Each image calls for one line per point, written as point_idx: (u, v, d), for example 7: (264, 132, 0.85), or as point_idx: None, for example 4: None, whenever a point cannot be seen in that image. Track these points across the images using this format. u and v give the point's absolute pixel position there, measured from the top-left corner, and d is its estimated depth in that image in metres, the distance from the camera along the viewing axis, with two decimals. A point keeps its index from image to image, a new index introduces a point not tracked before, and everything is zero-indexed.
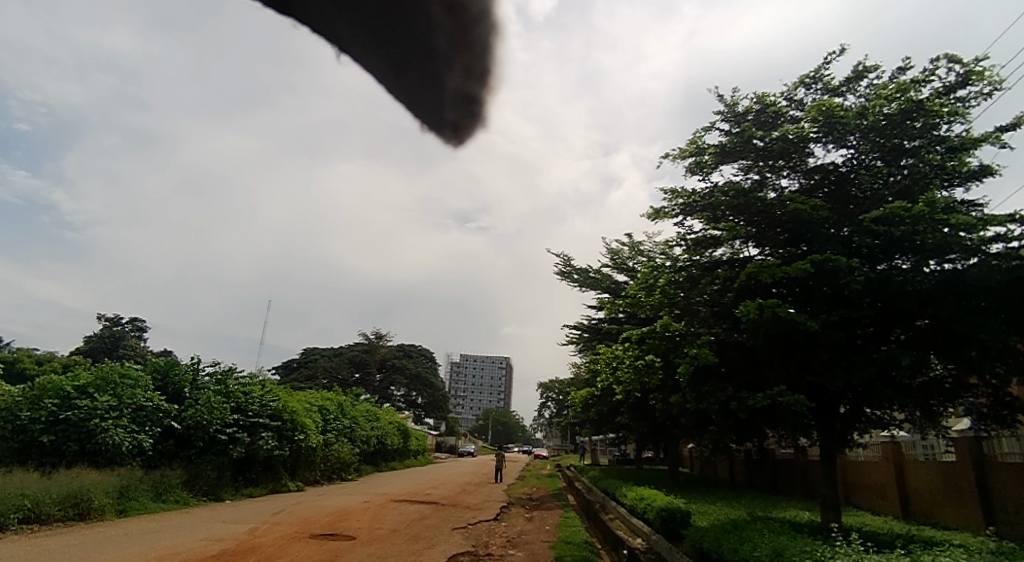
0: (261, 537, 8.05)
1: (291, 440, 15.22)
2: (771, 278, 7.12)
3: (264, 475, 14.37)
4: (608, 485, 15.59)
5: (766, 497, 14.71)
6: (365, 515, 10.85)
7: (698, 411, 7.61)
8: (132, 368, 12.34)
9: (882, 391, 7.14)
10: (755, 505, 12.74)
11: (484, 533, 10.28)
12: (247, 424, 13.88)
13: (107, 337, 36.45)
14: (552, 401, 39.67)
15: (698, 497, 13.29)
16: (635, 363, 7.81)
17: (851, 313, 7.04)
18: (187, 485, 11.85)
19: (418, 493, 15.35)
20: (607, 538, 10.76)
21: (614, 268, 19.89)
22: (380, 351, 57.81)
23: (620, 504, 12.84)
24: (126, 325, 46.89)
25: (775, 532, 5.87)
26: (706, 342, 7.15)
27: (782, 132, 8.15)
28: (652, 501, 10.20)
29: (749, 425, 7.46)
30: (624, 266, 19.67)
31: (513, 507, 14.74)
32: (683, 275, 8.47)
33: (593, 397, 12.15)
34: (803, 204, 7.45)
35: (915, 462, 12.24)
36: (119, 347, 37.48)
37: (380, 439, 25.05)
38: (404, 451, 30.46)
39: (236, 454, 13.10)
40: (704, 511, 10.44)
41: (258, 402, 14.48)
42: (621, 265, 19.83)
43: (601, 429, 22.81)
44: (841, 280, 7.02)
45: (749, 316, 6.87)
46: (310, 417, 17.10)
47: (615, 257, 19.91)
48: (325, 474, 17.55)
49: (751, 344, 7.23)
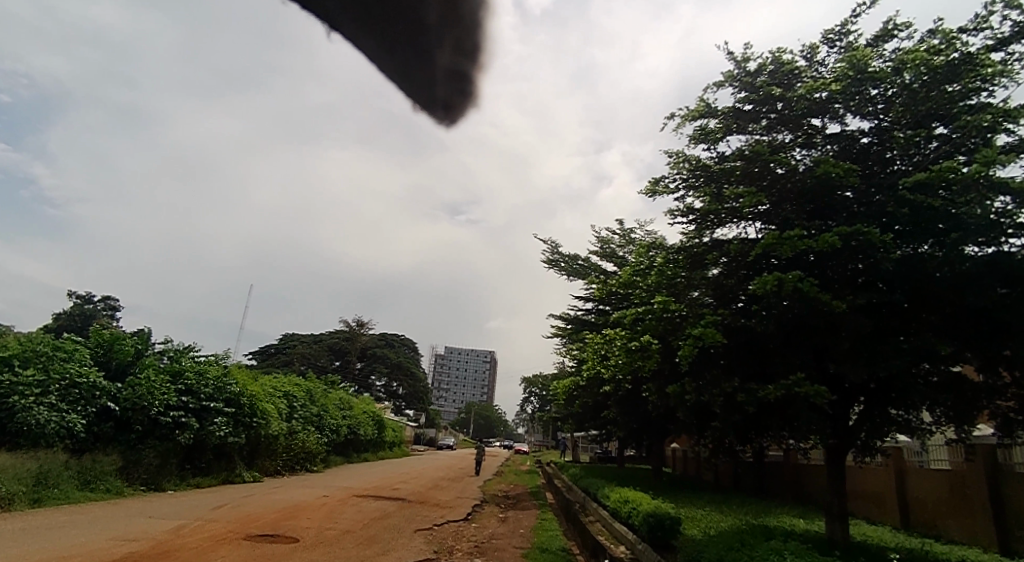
0: (186, 538, 6.94)
1: (248, 427, 14.06)
2: (790, 252, 6.08)
3: (216, 463, 13.20)
4: (590, 485, 14.62)
5: (756, 503, 13.81)
6: (319, 512, 9.76)
7: (697, 404, 6.61)
8: (68, 341, 11.08)
9: (910, 388, 6.14)
10: (747, 512, 11.81)
11: (450, 536, 9.20)
12: (198, 407, 12.68)
13: (76, 316, 34.87)
14: (534, 396, 38.63)
15: (686, 501, 12.34)
16: (628, 347, 6.78)
17: (880, 294, 6.05)
18: (123, 473, 10.66)
19: (386, 488, 14.28)
20: (587, 543, 9.78)
21: (603, 256, 18.90)
22: (361, 339, 56.41)
23: (602, 506, 11.85)
24: (97, 303, 45.20)
25: (789, 552, 4.86)
26: (711, 324, 6.12)
27: (807, 89, 7.06)
28: (638, 506, 9.19)
29: (755, 423, 6.46)
30: (614, 255, 18.69)
31: (486, 506, 13.73)
32: (684, 255, 7.63)
33: (578, 388, 11.15)
34: (833, 167, 6.41)
35: (919, 470, 11.37)
36: (89, 325, 36.06)
37: (353, 429, 23.86)
38: (379, 442, 29.29)
39: (183, 440, 11.92)
40: (694, 518, 9.47)
41: (214, 383, 13.26)
42: (610, 254, 18.85)
43: (584, 425, 21.82)
44: (871, 257, 6.00)
45: (764, 292, 5.85)
46: (274, 402, 15.89)
47: (605, 245, 18.91)
48: (288, 465, 16.37)
49: (762, 328, 6.20)
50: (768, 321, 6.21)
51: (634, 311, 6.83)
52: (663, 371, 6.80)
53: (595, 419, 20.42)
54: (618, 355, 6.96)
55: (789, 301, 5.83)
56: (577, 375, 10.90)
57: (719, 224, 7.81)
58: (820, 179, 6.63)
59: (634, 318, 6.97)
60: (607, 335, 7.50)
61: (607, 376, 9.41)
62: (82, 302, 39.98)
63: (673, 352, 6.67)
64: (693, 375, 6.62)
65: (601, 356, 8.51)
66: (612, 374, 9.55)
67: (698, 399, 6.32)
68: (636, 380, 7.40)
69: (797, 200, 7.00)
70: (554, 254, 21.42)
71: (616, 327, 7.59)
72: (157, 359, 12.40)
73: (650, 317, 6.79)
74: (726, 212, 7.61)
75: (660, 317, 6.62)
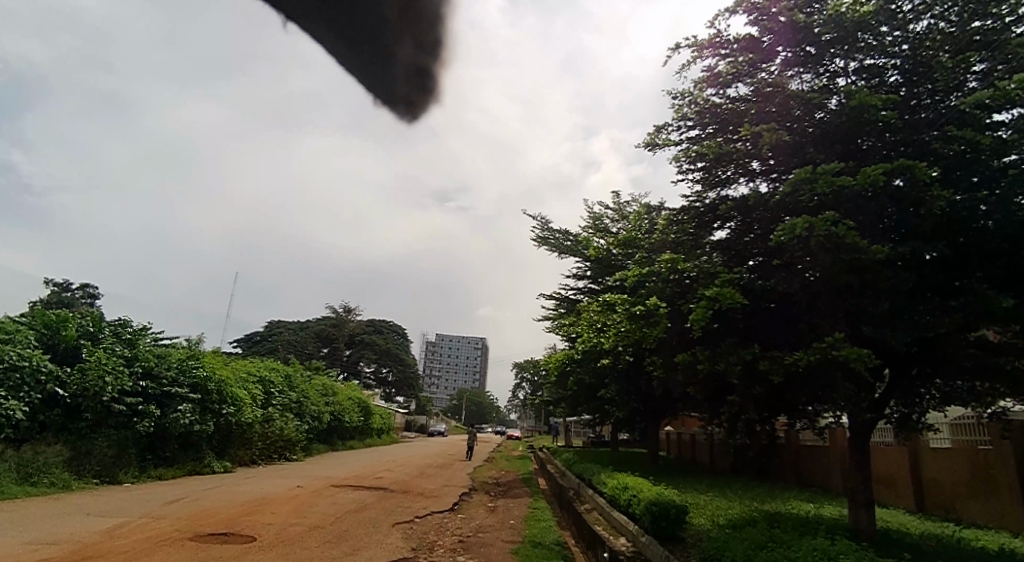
0: (123, 539, 6.02)
1: (216, 413, 13.10)
2: (823, 192, 5.09)
3: (181, 453, 12.24)
4: (585, 470, 13.83)
5: (760, 487, 13.06)
6: (287, 505, 8.85)
7: (711, 377, 5.71)
8: (7, 322, 10.03)
9: (958, 354, 5.26)
10: (754, 497, 11.03)
11: (433, 530, 8.30)
12: (157, 395, 11.71)
13: (53, 303, 33.46)
14: (526, 381, 37.89)
15: (687, 486, 11.57)
16: (630, 312, 5.88)
17: (924, 246, 5.15)
18: (72, 465, 9.69)
19: (367, 476, 13.40)
20: (584, 534, 8.95)
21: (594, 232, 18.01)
22: (348, 326, 55.26)
23: (598, 494, 11.03)
24: (76, 291, 43.91)
25: (831, 552, 3.99)
26: (728, 281, 5.20)
27: (837, 10, 6.00)
28: (640, 494, 8.33)
29: (777, 398, 5.57)
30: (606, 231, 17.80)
31: (475, 494, 12.88)
32: (688, 215, 6.74)
33: (573, 365, 10.31)
34: (869, 97, 5.45)
35: (934, 448, 10.63)
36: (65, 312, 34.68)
37: (337, 416, 22.97)
38: (366, 430, 28.42)
39: (141, 428, 10.97)
40: (700, 506, 8.65)
41: (177, 366, 12.30)
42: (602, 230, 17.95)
43: (577, 408, 21.07)
44: (915, 202, 5.08)
45: (793, 235, 4.91)
46: (246, 387, 14.90)
47: (597, 221, 18.00)
48: (264, 455, 15.42)
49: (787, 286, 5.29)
50: (793, 279, 5.31)
51: (637, 273, 5.93)
52: (670, 340, 5.89)
53: (588, 401, 19.63)
54: (618, 323, 6.06)
55: (820, 253, 4.92)
56: (571, 351, 10.03)
57: (726, 176, 6.91)
58: (850, 117, 5.71)
59: (637, 280, 6.05)
60: (605, 301, 6.61)
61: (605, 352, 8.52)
62: (60, 290, 38.84)
63: (682, 318, 5.76)
64: (705, 344, 5.73)
65: (599, 329, 7.62)
66: (610, 351, 8.66)
67: (712, 371, 5.42)
68: (639, 353, 6.50)
69: (821, 144, 6.07)
70: (544, 232, 20.49)
71: (616, 293, 6.70)
72: (111, 344, 11.39)
73: (656, 278, 5.88)
74: (736, 162, 6.71)
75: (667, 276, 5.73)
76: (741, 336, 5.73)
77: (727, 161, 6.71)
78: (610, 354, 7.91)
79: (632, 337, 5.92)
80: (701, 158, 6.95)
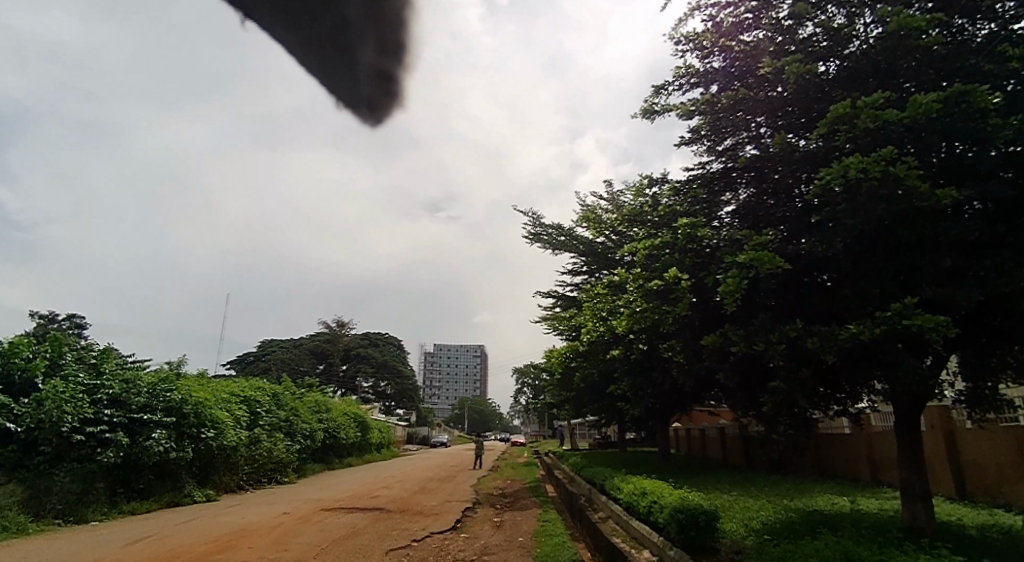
0: None
1: (194, 439, 12.11)
2: (872, 127, 4.10)
3: (157, 484, 11.26)
4: (595, 474, 12.93)
5: (785, 481, 12.19)
6: (267, 537, 7.91)
7: (745, 361, 4.85)
8: None
9: None
10: (780, 494, 10.18)
11: (432, 555, 7.38)
12: (126, 422, 10.76)
13: None
14: (526, 385, 36.92)
15: (708, 486, 10.69)
16: (644, 288, 5.04)
17: (990, 189, 4.28)
18: (29, 506, 8.72)
19: (362, 497, 12.46)
20: (602, 548, 8.06)
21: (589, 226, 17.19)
22: (343, 340, 54.15)
23: (613, 500, 10.16)
24: (61, 321, 42.75)
25: None
26: (762, 242, 4.33)
27: None
28: (663, 500, 7.46)
29: (825, 381, 4.70)
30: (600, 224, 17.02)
31: (480, 508, 11.94)
32: (696, 183, 5.88)
33: (578, 359, 9.47)
34: (912, 19, 4.51)
35: (972, 430, 9.80)
36: None
37: (332, 433, 21.99)
38: (365, 446, 27.42)
39: (107, 460, 9.98)
40: (729, 510, 7.77)
41: (147, 390, 11.34)
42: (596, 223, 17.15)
43: (582, 409, 20.21)
44: (980, 137, 4.20)
45: (841, 175, 3.94)
46: (229, 408, 13.95)
47: (591, 212, 17.18)
48: (252, 479, 14.44)
49: (830, 245, 4.43)
50: (837, 237, 4.44)
51: (647, 245, 5.11)
52: (692, 321, 5.03)
53: (593, 401, 18.78)
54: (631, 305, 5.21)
55: (869, 202, 4.05)
56: (575, 346, 9.20)
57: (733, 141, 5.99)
58: (885, 48, 4.88)
59: (648, 253, 5.20)
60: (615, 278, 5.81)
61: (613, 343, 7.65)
62: (45, 321, 37.88)
63: (707, 294, 4.90)
64: (735, 322, 4.89)
65: (606, 319, 6.77)
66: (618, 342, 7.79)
67: (747, 352, 4.56)
68: (655, 340, 5.65)
69: (849, 85, 5.21)
70: (537, 228, 19.64)
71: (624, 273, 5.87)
72: (73, 370, 10.43)
73: (671, 249, 5.06)
74: (739, 126, 5.91)
75: (684, 244, 4.90)
76: (774, 311, 4.87)
77: (737, 123, 5.89)
78: (619, 346, 7.05)
79: (649, 320, 5.07)
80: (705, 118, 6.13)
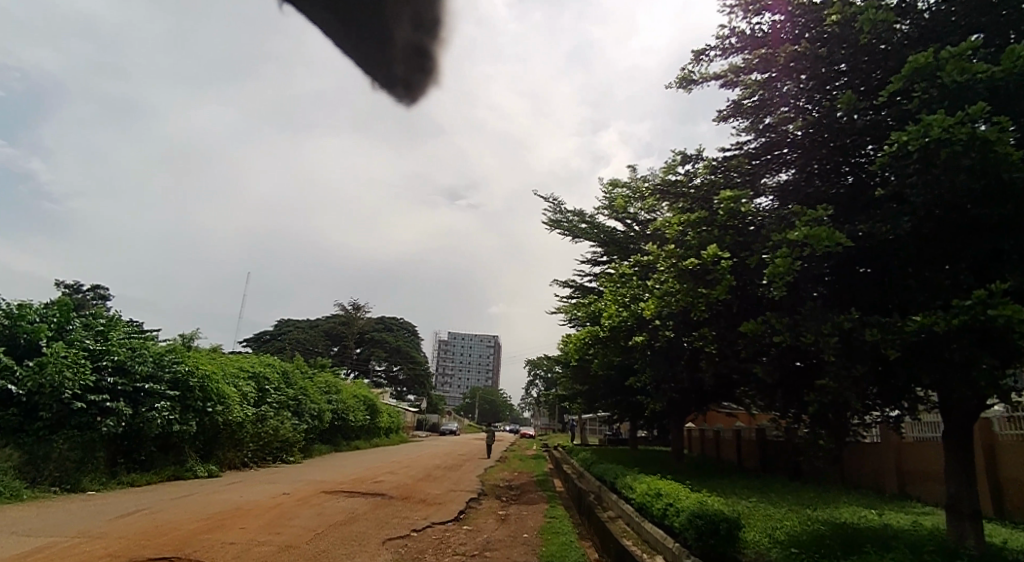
0: None
1: (199, 412, 11.88)
2: (956, 88, 3.54)
3: (159, 456, 11.05)
4: (607, 471, 12.44)
5: (806, 490, 11.62)
6: (262, 517, 7.58)
7: (790, 353, 4.36)
8: None
9: None
10: (802, 503, 9.64)
11: (432, 548, 6.97)
12: (130, 391, 10.55)
13: None
14: (538, 378, 36.46)
15: (726, 490, 10.16)
16: (678, 268, 4.58)
17: None
18: (26, 471, 8.53)
19: (366, 481, 12.15)
20: (612, 550, 7.60)
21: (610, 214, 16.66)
22: (358, 324, 54.21)
23: (624, 499, 9.71)
24: (84, 292, 43.27)
25: None
26: (818, 216, 3.83)
27: None
28: (681, 503, 6.96)
29: (879, 381, 4.17)
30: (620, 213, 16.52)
31: (485, 501, 11.54)
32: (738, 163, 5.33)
33: (597, 348, 9.04)
34: None
35: (1017, 446, 9.11)
36: None
37: (340, 415, 21.79)
38: (374, 430, 27.25)
39: (108, 429, 9.77)
40: (751, 518, 7.25)
41: (153, 359, 11.12)
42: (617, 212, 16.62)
43: (595, 403, 19.72)
44: None
45: (919, 134, 3.40)
46: (237, 384, 13.74)
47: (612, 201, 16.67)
48: (257, 457, 14.26)
49: (894, 225, 3.89)
50: (903, 216, 3.92)
51: (685, 220, 4.65)
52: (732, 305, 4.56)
53: (607, 395, 18.27)
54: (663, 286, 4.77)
55: (948, 174, 3.52)
56: (593, 333, 8.78)
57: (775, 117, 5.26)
58: (970, 5, 4.27)
59: (682, 230, 4.74)
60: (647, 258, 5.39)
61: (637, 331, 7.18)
62: (71, 290, 38.57)
63: (748, 276, 4.42)
64: (781, 309, 4.40)
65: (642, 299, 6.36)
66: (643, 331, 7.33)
67: (793, 343, 4.05)
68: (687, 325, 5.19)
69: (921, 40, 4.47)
70: (558, 216, 19.09)
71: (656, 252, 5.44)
72: (79, 336, 10.25)
73: (711, 226, 4.59)
74: (776, 109, 5.20)
75: (725, 220, 4.44)
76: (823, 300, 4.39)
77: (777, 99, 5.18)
78: (643, 335, 6.60)
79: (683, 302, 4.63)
80: (745, 94, 5.49)
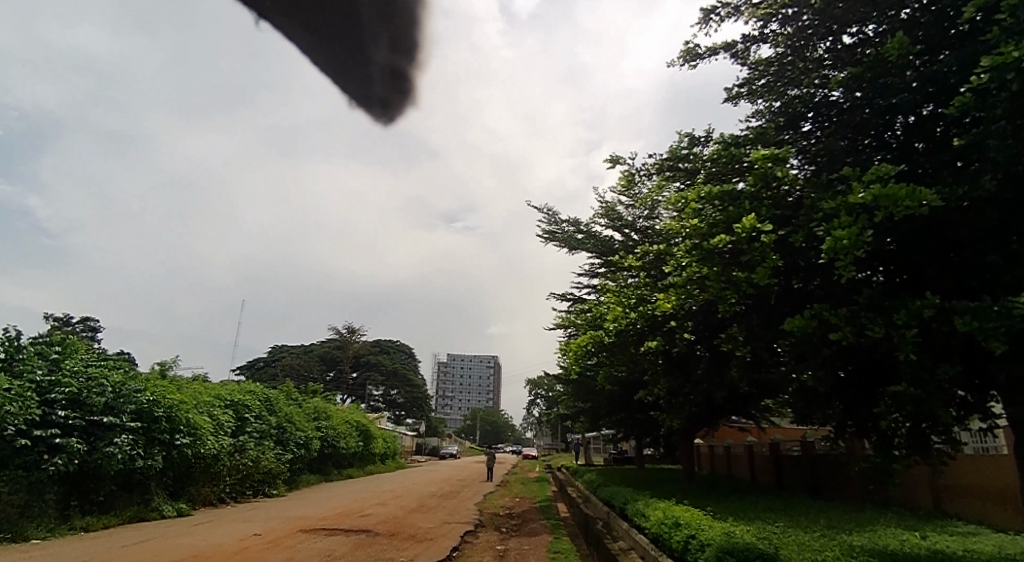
0: None
1: (166, 445, 10.88)
2: None
3: (121, 495, 10.01)
4: (614, 496, 11.40)
5: (833, 510, 10.60)
6: None
7: (847, 353, 3.50)
8: None
9: None
10: (836, 527, 8.63)
11: None
12: (85, 426, 9.54)
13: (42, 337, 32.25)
14: (540, 397, 35.41)
15: (748, 514, 9.17)
16: (705, 252, 3.76)
17: None
18: None
19: (353, 515, 11.10)
20: None
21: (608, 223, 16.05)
22: (353, 347, 52.92)
23: (636, 529, 8.70)
24: (73, 325, 42.25)
25: None
26: (883, 175, 3.01)
27: None
28: (706, 536, 5.99)
29: (965, 387, 3.28)
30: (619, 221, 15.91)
31: (482, 533, 10.50)
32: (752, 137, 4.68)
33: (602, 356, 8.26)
34: None
35: None
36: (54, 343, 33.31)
37: (331, 443, 20.71)
38: (368, 456, 26.07)
39: (58, 469, 8.78)
40: (786, 551, 6.27)
41: (113, 390, 10.12)
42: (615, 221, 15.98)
43: (599, 421, 18.69)
44: None
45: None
46: (212, 413, 12.73)
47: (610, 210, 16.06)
48: (236, 492, 13.18)
49: (982, 182, 3.04)
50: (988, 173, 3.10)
51: (707, 194, 3.87)
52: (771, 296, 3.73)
53: (611, 412, 17.28)
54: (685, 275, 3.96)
55: None
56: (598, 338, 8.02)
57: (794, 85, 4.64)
58: None
59: (704, 207, 3.93)
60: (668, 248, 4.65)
61: (647, 337, 6.33)
62: (58, 324, 37.53)
63: (792, 259, 3.57)
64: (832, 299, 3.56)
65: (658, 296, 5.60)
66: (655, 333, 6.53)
67: (856, 339, 3.17)
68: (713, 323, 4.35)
69: None
70: (553, 226, 18.26)
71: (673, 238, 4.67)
72: (30, 365, 9.32)
73: (740, 199, 3.78)
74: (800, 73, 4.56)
75: (759, 191, 3.66)
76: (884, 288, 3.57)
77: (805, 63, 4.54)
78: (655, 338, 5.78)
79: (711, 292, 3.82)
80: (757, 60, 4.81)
